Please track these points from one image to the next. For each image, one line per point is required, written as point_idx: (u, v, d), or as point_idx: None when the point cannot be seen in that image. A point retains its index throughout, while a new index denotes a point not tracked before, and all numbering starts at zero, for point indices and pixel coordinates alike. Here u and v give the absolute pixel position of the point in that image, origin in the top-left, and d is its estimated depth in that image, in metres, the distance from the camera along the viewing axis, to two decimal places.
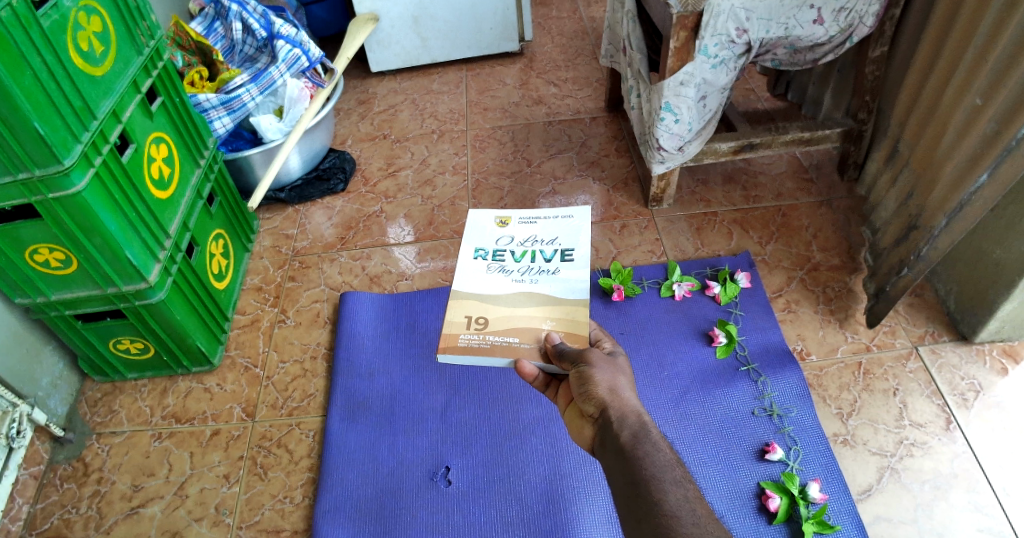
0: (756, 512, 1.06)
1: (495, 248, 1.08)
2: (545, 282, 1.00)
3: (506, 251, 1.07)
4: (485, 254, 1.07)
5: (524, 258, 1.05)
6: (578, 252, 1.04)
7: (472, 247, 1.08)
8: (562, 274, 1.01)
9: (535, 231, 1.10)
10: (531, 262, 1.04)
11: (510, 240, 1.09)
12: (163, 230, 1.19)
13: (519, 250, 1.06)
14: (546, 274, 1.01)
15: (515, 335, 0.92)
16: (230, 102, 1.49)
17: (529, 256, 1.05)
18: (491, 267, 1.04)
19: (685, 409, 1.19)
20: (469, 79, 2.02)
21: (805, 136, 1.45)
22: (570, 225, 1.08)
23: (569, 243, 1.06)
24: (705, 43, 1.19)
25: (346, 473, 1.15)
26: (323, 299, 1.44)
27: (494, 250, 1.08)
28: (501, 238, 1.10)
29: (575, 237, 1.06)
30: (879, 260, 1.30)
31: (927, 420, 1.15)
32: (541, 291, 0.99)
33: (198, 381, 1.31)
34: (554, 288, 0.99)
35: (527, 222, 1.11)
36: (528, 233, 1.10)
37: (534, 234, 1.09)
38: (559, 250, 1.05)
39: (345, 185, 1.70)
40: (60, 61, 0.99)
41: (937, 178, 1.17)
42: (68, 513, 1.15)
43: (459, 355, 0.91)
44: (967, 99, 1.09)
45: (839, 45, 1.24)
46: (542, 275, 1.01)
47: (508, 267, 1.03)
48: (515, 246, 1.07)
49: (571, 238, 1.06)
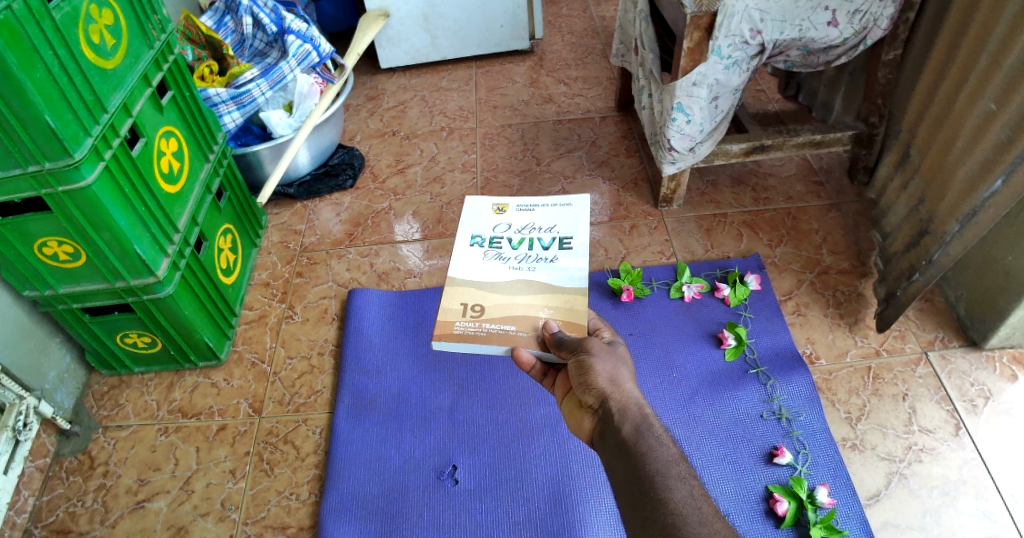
0: (764, 516, 1.06)
1: (492, 235, 1.09)
2: (542, 270, 1.00)
3: (503, 238, 1.07)
4: (481, 241, 1.07)
5: (521, 246, 1.05)
6: (578, 241, 1.04)
7: (469, 234, 1.09)
8: (561, 262, 1.01)
9: (533, 219, 1.10)
10: (528, 250, 1.04)
11: (507, 227, 1.09)
12: (172, 224, 1.19)
13: (516, 238, 1.06)
14: (544, 262, 1.01)
15: (514, 320, 0.92)
16: (240, 97, 1.50)
17: (526, 243, 1.06)
18: (488, 254, 1.04)
19: (694, 411, 1.18)
20: (479, 76, 2.02)
21: (816, 137, 1.44)
22: (568, 213, 1.08)
23: (567, 231, 1.06)
24: (718, 44, 1.18)
25: (353, 471, 1.14)
26: (331, 295, 1.43)
27: (491, 237, 1.08)
28: (498, 225, 1.10)
29: (573, 225, 1.07)
30: (890, 264, 1.29)
31: (935, 425, 1.15)
32: (539, 279, 0.99)
33: (205, 376, 1.31)
34: (552, 276, 0.99)
35: (525, 210, 1.11)
36: (526, 220, 1.10)
37: (532, 222, 1.09)
38: (558, 238, 1.05)
39: (354, 180, 1.70)
40: (72, 54, 0.98)
41: (948, 184, 1.16)
42: (74, 506, 1.15)
43: (454, 342, 0.91)
44: (980, 103, 1.08)
45: (853, 47, 1.23)
46: (539, 262, 1.01)
47: (505, 255, 1.03)
48: (512, 234, 1.08)
49: (569, 227, 1.07)
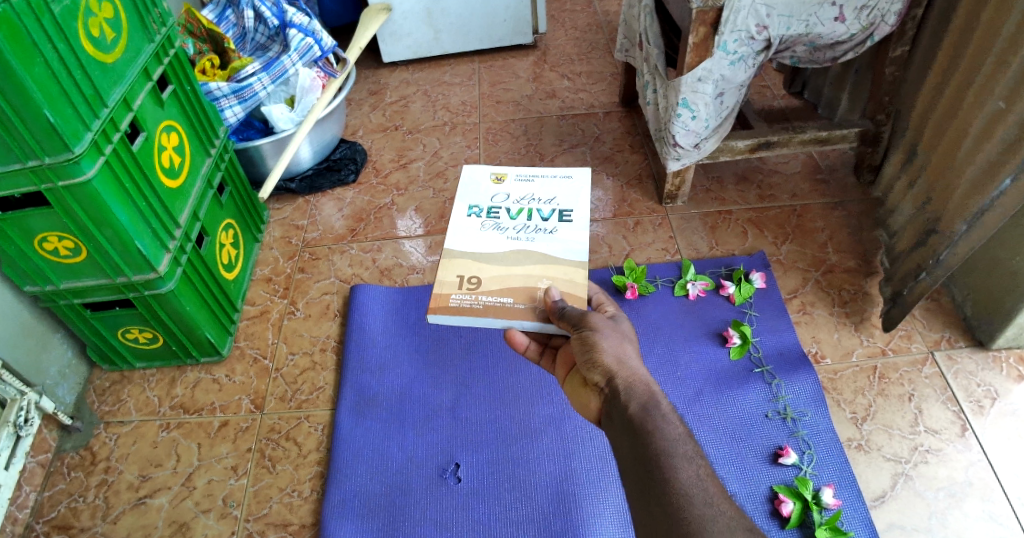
0: (769, 516, 1.05)
1: (490, 206, 1.06)
2: (541, 241, 0.98)
3: (502, 208, 1.05)
4: (479, 212, 1.04)
5: (520, 217, 1.02)
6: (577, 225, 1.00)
7: (466, 205, 1.06)
8: (560, 235, 0.99)
9: (532, 189, 1.07)
10: (528, 220, 1.02)
11: (506, 198, 1.06)
12: (174, 220, 1.18)
13: (516, 208, 1.04)
14: (543, 234, 0.99)
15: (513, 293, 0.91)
16: (241, 91, 1.48)
17: (524, 214, 1.03)
18: (486, 225, 1.02)
19: (699, 410, 1.17)
20: (482, 71, 2.00)
21: (822, 135, 1.43)
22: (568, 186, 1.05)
23: (567, 204, 1.03)
24: (723, 40, 1.17)
25: (356, 468, 1.14)
26: (333, 291, 1.43)
27: (489, 208, 1.05)
28: (497, 195, 1.07)
29: (573, 198, 1.04)
30: (895, 263, 1.28)
31: (942, 426, 1.14)
32: (537, 250, 0.97)
33: (207, 372, 1.31)
34: (551, 247, 0.97)
35: (524, 181, 1.08)
36: (525, 191, 1.07)
37: (532, 193, 1.06)
38: (558, 210, 1.03)
39: (356, 175, 1.69)
40: (71, 49, 0.97)
41: (955, 183, 1.15)
42: (76, 502, 1.15)
43: (449, 315, 0.90)
44: (987, 103, 1.07)
45: (860, 43, 1.22)
46: (539, 233, 0.99)
47: (504, 225, 1.01)
48: (512, 204, 1.05)
49: (570, 199, 1.04)
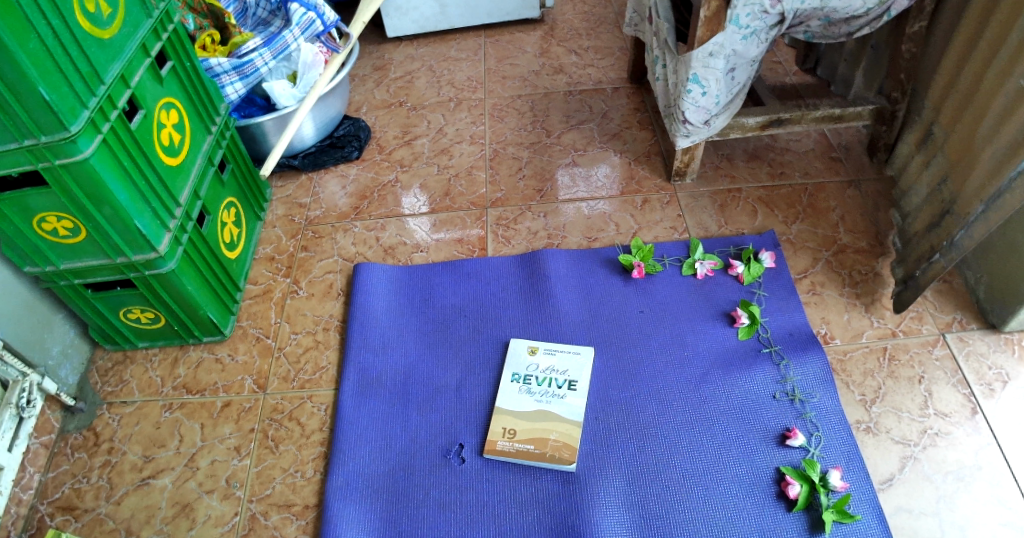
0: (775, 499, 1.03)
1: (524, 372, 1.19)
2: (558, 405, 1.14)
3: (532, 378, 1.18)
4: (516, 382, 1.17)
5: (544, 389, 1.16)
6: (586, 393, 1.15)
7: (509, 371, 1.19)
8: (574, 412, 1.13)
9: (551, 368, 1.19)
10: (550, 391, 1.16)
11: (536, 366, 1.19)
12: (173, 198, 1.17)
13: (541, 381, 1.17)
14: (562, 406, 1.14)
15: (535, 447, 1.09)
16: (242, 67, 1.45)
17: (548, 385, 1.17)
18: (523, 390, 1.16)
19: (705, 391, 1.16)
20: (488, 46, 1.96)
21: (836, 112, 1.40)
22: (578, 366, 1.18)
23: (579, 386, 1.16)
24: (736, 13, 1.13)
25: (359, 449, 1.13)
26: (337, 270, 1.41)
27: (525, 375, 1.18)
28: (530, 364, 1.20)
29: (585, 382, 1.17)
30: (908, 244, 1.25)
31: (951, 409, 1.12)
32: (557, 415, 1.13)
33: (210, 351, 1.30)
34: (564, 410, 1.13)
35: (546, 359, 1.20)
36: (545, 370, 1.19)
37: (550, 373, 1.19)
38: (571, 389, 1.16)
39: (360, 152, 1.67)
40: (66, 24, 0.95)
41: (973, 166, 1.11)
42: (80, 482, 1.15)
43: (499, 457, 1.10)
44: (1010, 81, 1.03)
45: (876, 18, 1.18)
46: (554, 398, 1.15)
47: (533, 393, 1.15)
48: (536, 379, 1.18)
49: (582, 382, 1.17)
